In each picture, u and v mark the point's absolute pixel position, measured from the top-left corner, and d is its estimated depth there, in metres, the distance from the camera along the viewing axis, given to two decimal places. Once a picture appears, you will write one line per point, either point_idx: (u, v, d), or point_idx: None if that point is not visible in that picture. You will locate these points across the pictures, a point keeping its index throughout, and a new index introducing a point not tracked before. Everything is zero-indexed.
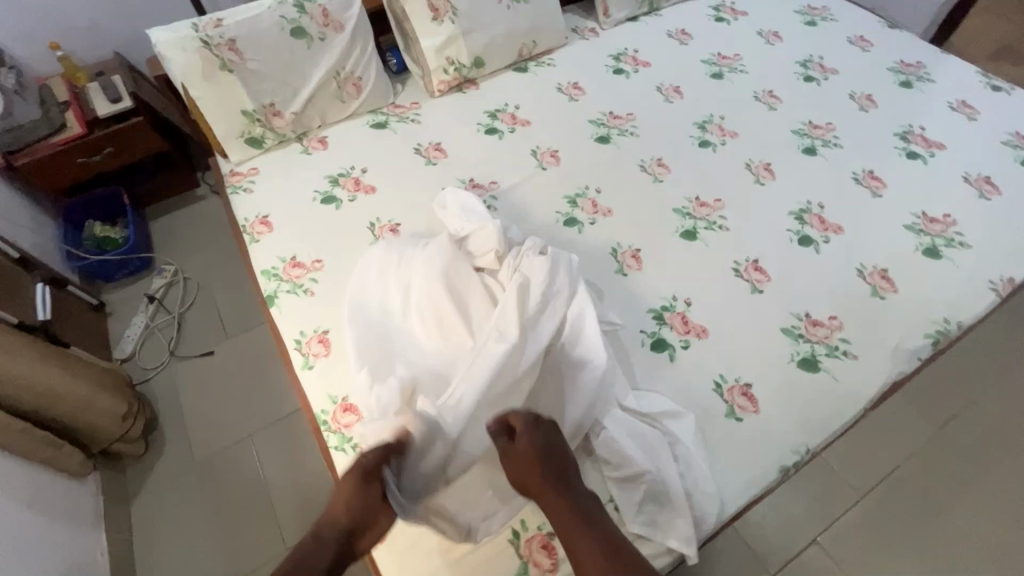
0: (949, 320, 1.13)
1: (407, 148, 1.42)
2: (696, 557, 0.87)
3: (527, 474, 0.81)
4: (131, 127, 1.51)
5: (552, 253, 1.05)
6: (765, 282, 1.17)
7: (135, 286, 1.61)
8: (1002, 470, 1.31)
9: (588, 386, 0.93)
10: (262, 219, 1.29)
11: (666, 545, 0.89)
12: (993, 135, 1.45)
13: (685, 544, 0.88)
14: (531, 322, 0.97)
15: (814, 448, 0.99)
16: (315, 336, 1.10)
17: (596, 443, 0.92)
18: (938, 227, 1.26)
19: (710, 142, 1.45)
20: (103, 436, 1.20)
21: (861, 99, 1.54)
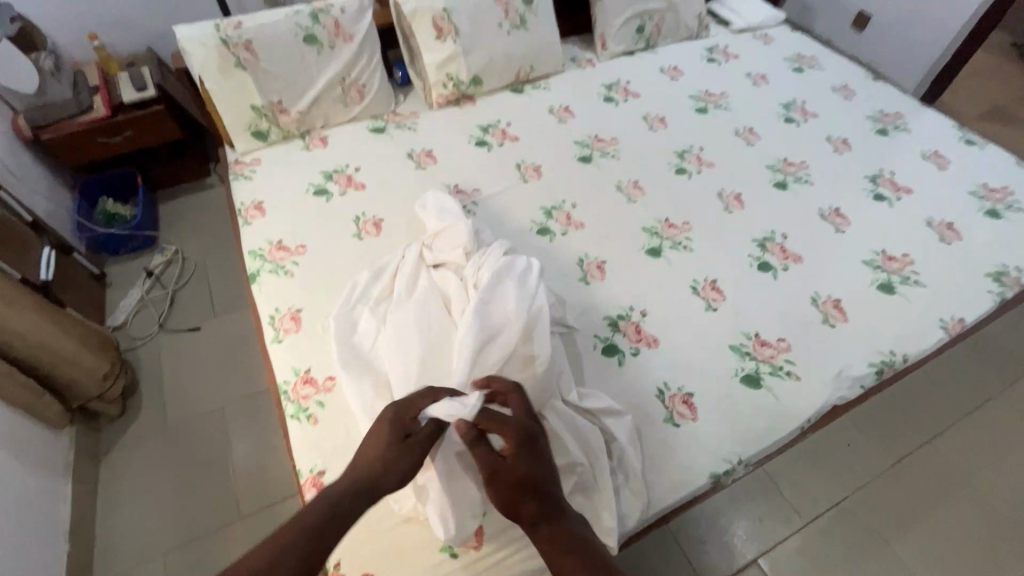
0: (894, 352, 1.17)
1: (400, 152, 1.51)
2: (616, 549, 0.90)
3: (515, 496, 0.78)
4: (152, 115, 1.64)
5: (509, 261, 1.13)
6: (720, 301, 1.23)
7: (136, 261, 1.71)
8: (953, 511, 1.31)
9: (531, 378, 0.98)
10: (257, 205, 1.38)
11: None
12: (961, 185, 1.50)
13: (608, 535, 0.91)
14: (485, 316, 1.03)
15: (747, 460, 1.02)
16: (288, 314, 1.18)
17: None
18: (895, 265, 1.31)
19: (687, 169, 1.52)
20: (83, 393, 1.27)
21: (837, 142, 1.61)
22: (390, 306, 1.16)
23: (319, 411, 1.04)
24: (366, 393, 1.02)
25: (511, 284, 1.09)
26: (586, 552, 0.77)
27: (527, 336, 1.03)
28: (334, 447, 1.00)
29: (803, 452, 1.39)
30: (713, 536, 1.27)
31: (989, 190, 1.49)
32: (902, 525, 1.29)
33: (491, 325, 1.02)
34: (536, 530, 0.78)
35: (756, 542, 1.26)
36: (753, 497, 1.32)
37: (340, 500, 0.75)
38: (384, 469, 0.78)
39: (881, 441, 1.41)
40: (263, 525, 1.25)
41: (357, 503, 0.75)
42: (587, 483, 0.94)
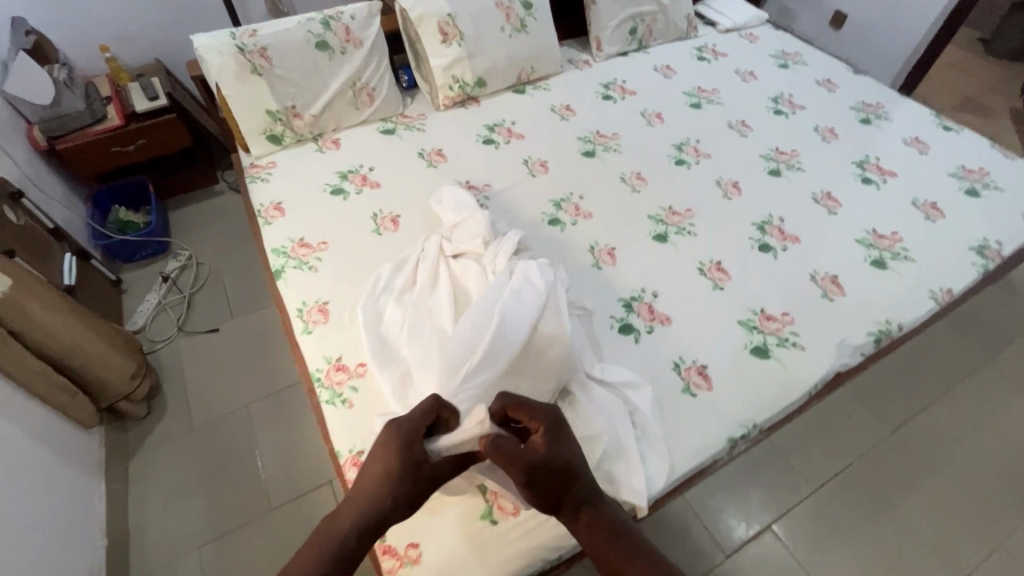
0: (890, 322, 1.25)
1: (411, 152, 1.57)
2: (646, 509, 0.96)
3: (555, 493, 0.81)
4: (164, 123, 1.67)
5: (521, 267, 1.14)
6: (726, 281, 1.30)
7: (151, 267, 1.74)
8: (951, 472, 1.39)
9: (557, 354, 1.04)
10: (276, 205, 1.42)
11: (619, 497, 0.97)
12: (942, 168, 1.60)
13: (637, 497, 0.97)
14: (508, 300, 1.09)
15: (761, 424, 1.09)
16: (315, 306, 1.22)
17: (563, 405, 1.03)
18: (886, 243, 1.40)
19: (686, 160, 1.60)
20: (112, 394, 1.30)
21: (824, 131, 1.71)
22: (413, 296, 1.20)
23: (353, 395, 1.09)
24: (398, 376, 1.07)
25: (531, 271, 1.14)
26: (623, 537, 0.82)
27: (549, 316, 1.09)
28: (370, 429, 1.04)
29: (806, 423, 1.46)
30: (728, 506, 1.33)
31: (968, 172, 1.59)
32: (905, 488, 1.36)
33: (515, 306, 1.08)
34: (577, 522, 0.83)
35: (769, 509, 1.33)
36: (763, 468, 1.39)
37: (349, 537, 0.75)
38: (388, 491, 0.78)
39: (880, 410, 1.49)
40: (294, 514, 1.29)
41: (364, 542, 0.76)
42: (614, 451, 1.00)
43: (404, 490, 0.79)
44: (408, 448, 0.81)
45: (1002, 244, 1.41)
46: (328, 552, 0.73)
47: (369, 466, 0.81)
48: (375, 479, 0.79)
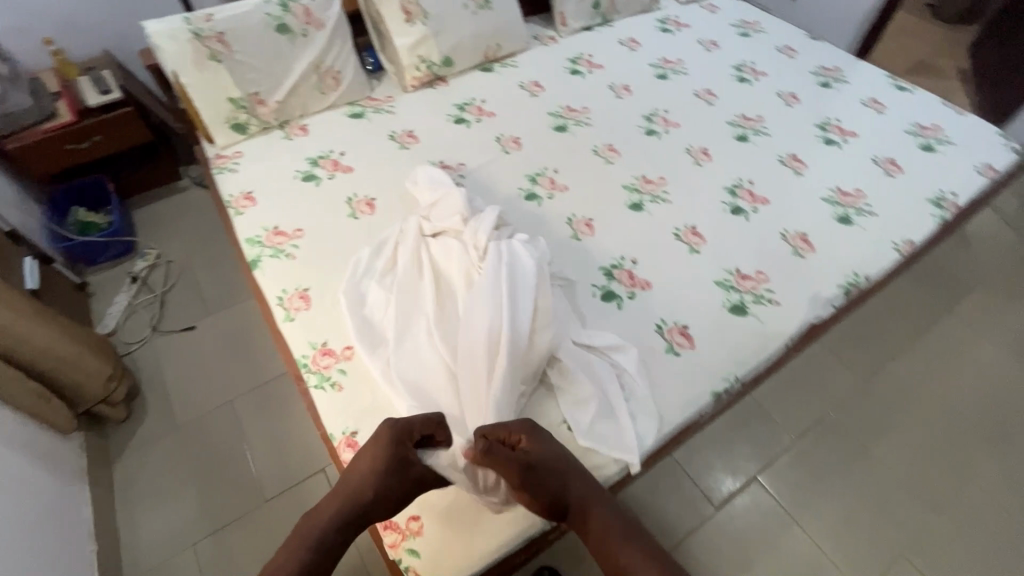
0: (858, 274, 1.30)
1: (382, 134, 1.55)
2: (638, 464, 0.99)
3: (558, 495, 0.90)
4: (120, 117, 1.61)
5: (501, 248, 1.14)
6: (702, 245, 1.33)
7: (118, 268, 1.68)
8: (919, 413, 1.47)
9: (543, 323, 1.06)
10: (246, 195, 1.39)
11: (611, 455, 1.00)
12: (899, 126, 1.66)
13: (629, 453, 1.00)
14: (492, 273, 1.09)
15: (742, 377, 1.13)
16: (296, 293, 1.20)
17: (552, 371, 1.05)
18: (850, 199, 1.45)
19: (656, 130, 1.62)
20: (88, 397, 1.26)
21: (787, 96, 1.75)
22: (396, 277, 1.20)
23: (342, 377, 1.09)
24: (386, 356, 1.07)
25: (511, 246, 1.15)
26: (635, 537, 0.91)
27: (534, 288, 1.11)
28: (363, 409, 1.04)
29: (784, 378, 1.52)
30: (715, 461, 1.37)
31: (923, 128, 1.65)
32: (877, 432, 1.44)
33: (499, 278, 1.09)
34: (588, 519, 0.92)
35: (754, 461, 1.38)
36: (746, 423, 1.44)
37: (327, 532, 0.87)
38: (365, 491, 0.87)
39: (853, 361, 1.56)
40: (289, 504, 1.28)
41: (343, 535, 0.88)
42: (604, 413, 1.03)
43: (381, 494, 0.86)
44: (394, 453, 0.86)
45: (957, 195, 1.48)
46: (310, 541, 0.86)
47: (357, 462, 0.89)
48: (355, 479, 0.87)
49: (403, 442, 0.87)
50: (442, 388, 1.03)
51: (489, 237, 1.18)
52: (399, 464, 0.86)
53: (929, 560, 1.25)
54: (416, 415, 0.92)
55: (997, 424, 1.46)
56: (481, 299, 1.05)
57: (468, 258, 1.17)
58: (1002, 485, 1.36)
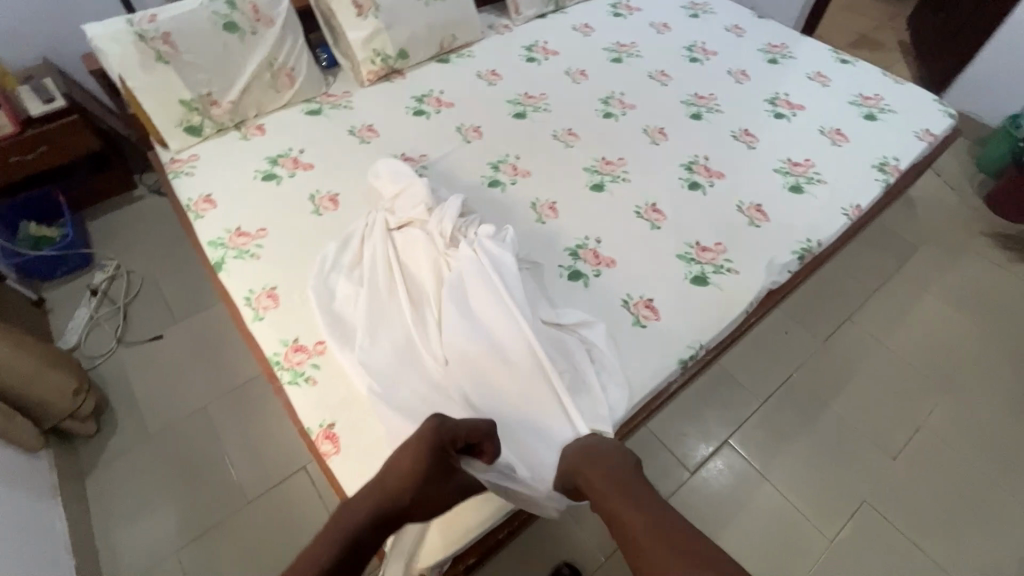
0: (810, 239, 1.37)
1: (342, 130, 1.54)
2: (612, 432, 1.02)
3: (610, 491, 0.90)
4: (66, 126, 1.55)
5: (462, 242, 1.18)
6: (662, 221, 1.37)
7: (76, 282, 1.63)
8: (874, 369, 1.55)
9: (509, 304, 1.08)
10: (206, 197, 1.37)
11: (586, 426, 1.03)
12: (843, 97, 1.74)
13: (602, 422, 1.03)
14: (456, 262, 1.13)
15: (706, 344, 1.18)
16: (264, 292, 1.20)
17: None
18: (800, 169, 1.51)
19: (613, 113, 1.66)
20: (54, 413, 1.24)
21: (737, 74, 1.81)
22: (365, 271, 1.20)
23: (316, 372, 1.09)
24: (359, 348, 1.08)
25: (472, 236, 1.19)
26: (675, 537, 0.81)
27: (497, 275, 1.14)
28: (339, 402, 1.05)
29: (749, 345, 1.58)
30: (688, 429, 1.43)
31: (865, 99, 1.73)
32: (836, 388, 1.51)
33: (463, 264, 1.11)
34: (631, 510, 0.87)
35: (724, 426, 1.44)
36: (715, 390, 1.49)
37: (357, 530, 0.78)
38: (408, 491, 0.82)
39: (812, 324, 1.64)
40: (272, 504, 1.28)
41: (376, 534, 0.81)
42: (578, 386, 1.05)
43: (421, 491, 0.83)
44: (440, 453, 0.83)
45: (899, 160, 1.56)
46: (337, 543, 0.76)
47: (397, 458, 0.84)
48: (393, 476, 0.82)
49: (445, 448, 0.84)
50: (419, 376, 1.04)
51: (456, 226, 1.21)
52: (439, 470, 0.84)
53: (890, 502, 1.33)
54: (464, 420, 0.88)
55: (945, 373, 1.55)
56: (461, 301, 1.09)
57: (438, 247, 1.19)
58: (952, 428, 1.45)
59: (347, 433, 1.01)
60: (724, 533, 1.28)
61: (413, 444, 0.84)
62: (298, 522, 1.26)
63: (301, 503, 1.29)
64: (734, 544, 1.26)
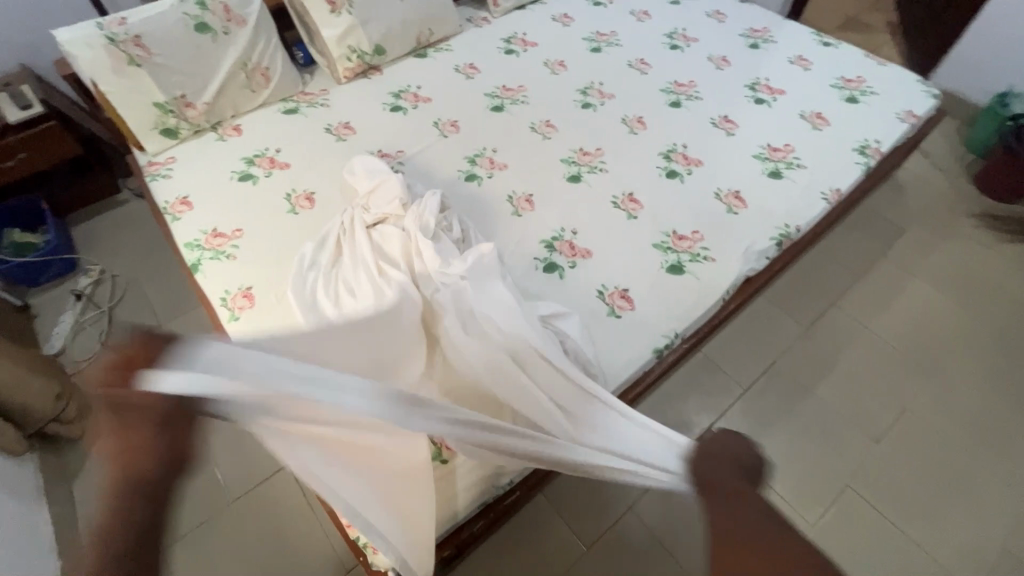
0: (789, 225, 1.36)
1: (318, 128, 1.54)
2: None
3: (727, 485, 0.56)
4: (45, 132, 1.56)
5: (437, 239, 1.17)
6: (639, 210, 1.36)
7: (62, 287, 1.64)
8: (859, 354, 1.55)
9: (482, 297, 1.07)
10: (182, 199, 1.37)
11: None
12: (824, 80, 1.72)
13: None
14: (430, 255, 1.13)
15: (682, 332, 1.17)
16: (239, 292, 1.20)
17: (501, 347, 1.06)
18: (780, 154, 1.50)
19: (592, 103, 1.65)
20: (37, 418, 1.25)
21: (717, 60, 1.79)
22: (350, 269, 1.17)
23: None
24: None
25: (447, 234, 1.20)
26: None
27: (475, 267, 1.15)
28: None
29: (732, 332, 1.58)
30: (671, 419, 1.42)
31: (847, 81, 1.71)
32: (821, 374, 1.51)
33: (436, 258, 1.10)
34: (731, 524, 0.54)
35: (707, 414, 1.43)
36: (698, 379, 1.49)
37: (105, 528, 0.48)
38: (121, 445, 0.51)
39: (797, 310, 1.63)
40: (257, 503, 1.29)
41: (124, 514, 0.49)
42: None
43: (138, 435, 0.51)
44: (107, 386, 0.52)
45: (881, 142, 1.55)
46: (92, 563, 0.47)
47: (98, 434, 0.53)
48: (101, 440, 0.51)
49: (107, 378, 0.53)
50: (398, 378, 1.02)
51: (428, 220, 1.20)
52: (126, 398, 0.52)
53: (874, 486, 1.33)
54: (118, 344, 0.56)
55: (932, 356, 1.54)
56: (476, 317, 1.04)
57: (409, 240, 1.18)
58: (937, 410, 1.45)
59: None
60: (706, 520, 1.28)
61: (121, 423, 0.53)
62: (282, 518, 1.27)
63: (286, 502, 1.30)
64: None
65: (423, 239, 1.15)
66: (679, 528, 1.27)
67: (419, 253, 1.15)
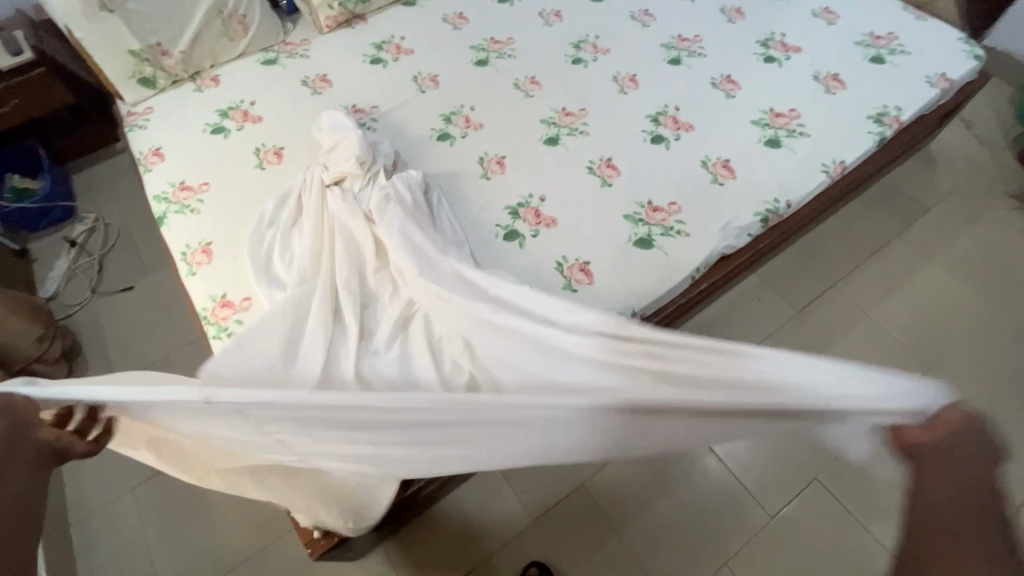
0: (778, 200, 1.25)
1: (295, 80, 1.50)
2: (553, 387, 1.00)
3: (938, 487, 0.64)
4: (35, 79, 1.58)
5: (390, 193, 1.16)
6: (615, 177, 1.28)
7: (58, 234, 1.71)
8: (851, 341, 1.44)
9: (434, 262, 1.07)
10: (155, 150, 1.38)
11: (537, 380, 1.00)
12: (849, 36, 1.54)
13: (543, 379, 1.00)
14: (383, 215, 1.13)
15: (640, 311, 1.12)
16: (199, 248, 1.21)
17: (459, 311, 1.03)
18: (782, 121, 1.37)
19: (583, 58, 1.53)
20: (19, 358, 1.32)
21: (731, 12, 1.62)
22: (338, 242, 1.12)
23: (238, 328, 1.10)
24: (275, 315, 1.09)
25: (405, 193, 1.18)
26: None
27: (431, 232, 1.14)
28: None
29: (716, 311, 1.50)
30: None
31: (875, 38, 1.53)
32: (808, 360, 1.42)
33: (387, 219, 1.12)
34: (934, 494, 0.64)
35: None
36: None
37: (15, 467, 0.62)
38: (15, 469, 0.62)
39: (792, 290, 1.52)
40: None
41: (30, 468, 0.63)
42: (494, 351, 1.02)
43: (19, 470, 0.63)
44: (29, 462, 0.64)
45: (903, 110, 1.38)
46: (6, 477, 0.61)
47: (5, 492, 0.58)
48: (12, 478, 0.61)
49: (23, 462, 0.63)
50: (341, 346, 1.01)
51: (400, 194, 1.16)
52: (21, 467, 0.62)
53: (845, 483, 1.27)
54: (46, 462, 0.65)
55: (937, 348, 1.43)
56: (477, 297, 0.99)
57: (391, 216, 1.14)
58: None
59: None
60: (657, 499, 1.27)
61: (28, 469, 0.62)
62: None
63: None
64: (665, 514, 1.25)
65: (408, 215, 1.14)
66: (626, 505, 1.26)
67: (384, 223, 1.12)
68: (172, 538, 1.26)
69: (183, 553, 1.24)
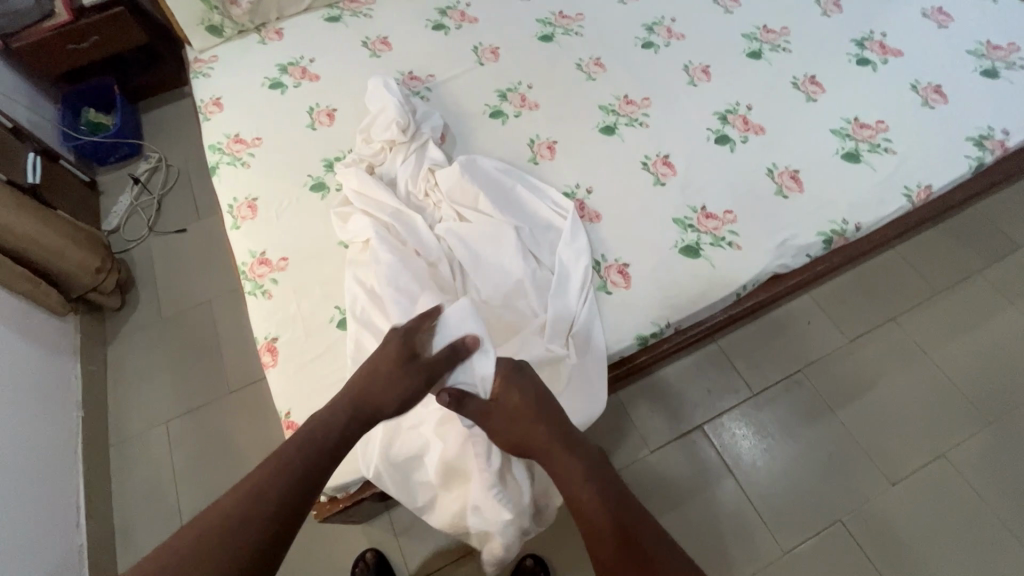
0: (847, 221, 1.14)
1: (355, 41, 1.47)
2: (530, 325, 0.99)
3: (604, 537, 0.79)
4: (114, 17, 1.63)
5: (461, 163, 1.14)
6: (670, 176, 1.20)
7: (124, 169, 1.79)
8: (900, 384, 1.33)
9: (482, 243, 1.07)
10: (215, 100, 1.40)
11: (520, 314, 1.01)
12: (961, 43, 1.36)
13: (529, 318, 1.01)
14: (449, 195, 1.13)
15: (675, 323, 1.06)
16: (245, 203, 1.23)
17: (474, 274, 1.05)
18: (867, 133, 1.24)
19: (655, 43, 1.42)
20: (79, 285, 1.42)
21: (828, 4, 1.47)
22: (374, 200, 1.13)
23: (273, 287, 1.12)
24: (311, 283, 1.12)
25: (477, 174, 1.15)
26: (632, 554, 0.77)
27: (483, 208, 1.12)
28: (285, 317, 1.08)
29: (755, 328, 1.42)
30: (660, 411, 1.34)
31: (993, 48, 1.35)
32: (850, 395, 1.33)
33: (450, 202, 1.13)
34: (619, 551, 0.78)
35: (702, 410, 1.33)
36: (704, 370, 1.38)
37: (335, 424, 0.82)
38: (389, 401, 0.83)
39: (846, 318, 1.42)
40: (246, 400, 1.42)
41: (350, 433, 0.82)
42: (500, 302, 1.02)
43: (401, 378, 0.84)
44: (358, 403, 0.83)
45: (1010, 134, 1.22)
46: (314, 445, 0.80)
47: (368, 387, 0.84)
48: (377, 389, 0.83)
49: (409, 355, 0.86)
50: (363, 325, 1.01)
51: (453, 182, 1.13)
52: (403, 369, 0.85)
53: (872, 530, 1.19)
54: (369, 386, 0.84)
55: (1002, 399, 1.30)
56: (503, 255, 1.05)
57: (468, 195, 1.13)
58: (985, 466, 1.24)
59: (286, 348, 1.05)
60: (668, 514, 1.23)
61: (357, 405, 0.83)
62: (270, 415, 1.39)
63: (269, 402, 1.42)
64: (670, 530, 1.21)
65: (474, 189, 1.12)
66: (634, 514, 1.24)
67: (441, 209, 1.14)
68: (194, 472, 1.33)
69: (203, 488, 1.31)
